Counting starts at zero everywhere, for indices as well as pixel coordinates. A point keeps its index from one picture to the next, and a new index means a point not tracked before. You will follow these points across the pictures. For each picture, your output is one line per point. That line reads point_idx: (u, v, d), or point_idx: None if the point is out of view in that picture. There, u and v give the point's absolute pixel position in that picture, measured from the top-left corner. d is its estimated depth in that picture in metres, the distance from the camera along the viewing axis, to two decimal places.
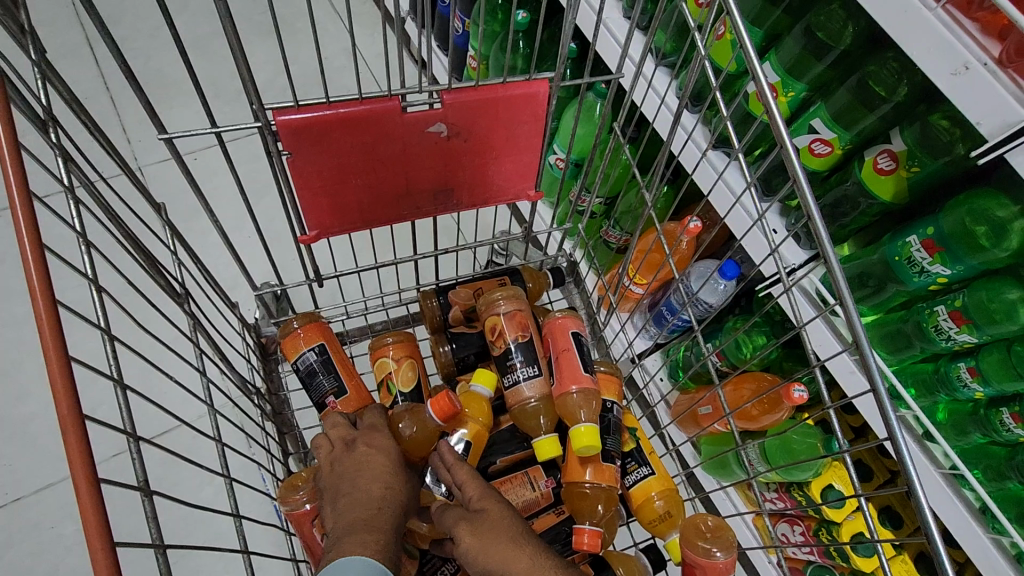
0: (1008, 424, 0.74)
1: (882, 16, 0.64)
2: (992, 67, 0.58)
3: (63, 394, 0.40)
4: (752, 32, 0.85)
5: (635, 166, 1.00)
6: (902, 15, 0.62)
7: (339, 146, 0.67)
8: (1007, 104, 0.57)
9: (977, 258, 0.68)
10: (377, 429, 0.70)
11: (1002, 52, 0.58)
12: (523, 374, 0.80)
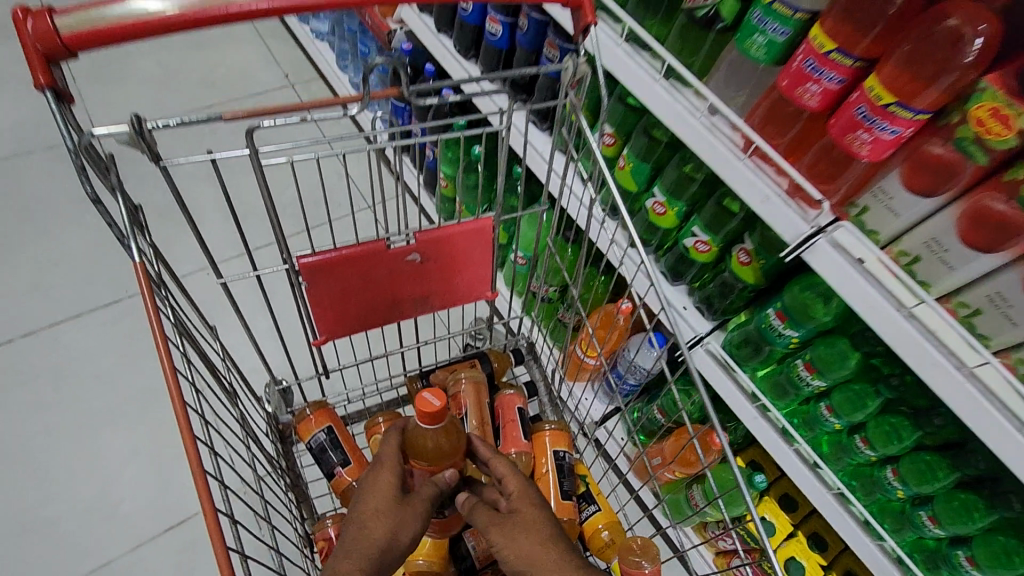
0: (861, 447, 0.97)
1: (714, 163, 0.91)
2: (785, 196, 0.86)
3: (195, 462, 0.58)
4: (643, 165, 1.15)
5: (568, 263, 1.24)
6: (724, 163, 0.89)
7: (342, 275, 0.93)
8: (797, 220, 0.84)
9: (811, 321, 0.95)
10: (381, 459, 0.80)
11: (788, 186, 0.86)
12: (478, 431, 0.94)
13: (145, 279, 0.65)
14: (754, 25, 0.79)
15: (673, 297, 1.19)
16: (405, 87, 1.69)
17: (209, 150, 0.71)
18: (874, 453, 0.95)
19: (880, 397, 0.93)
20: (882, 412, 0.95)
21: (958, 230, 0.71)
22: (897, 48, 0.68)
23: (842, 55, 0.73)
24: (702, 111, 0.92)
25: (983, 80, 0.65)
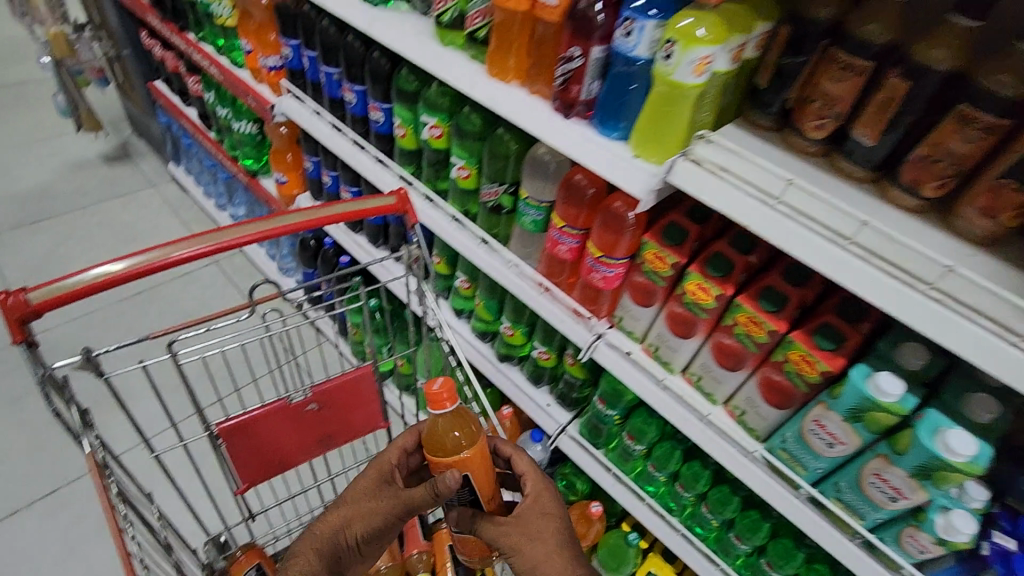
0: (682, 490, 1.26)
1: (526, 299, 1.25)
2: (574, 316, 1.19)
3: None
4: (492, 301, 1.50)
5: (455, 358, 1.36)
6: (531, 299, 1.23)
7: (255, 431, 1.18)
8: (583, 333, 1.18)
9: (621, 401, 1.27)
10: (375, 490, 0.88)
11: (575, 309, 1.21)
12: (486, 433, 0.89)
13: (96, 466, 0.90)
14: (523, 210, 1.18)
15: (538, 397, 1.49)
16: (313, 254, 2.04)
17: (140, 360, 0.98)
18: (691, 494, 1.24)
19: (679, 449, 1.24)
20: (687, 459, 1.25)
21: (668, 326, 1.07)
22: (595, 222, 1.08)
23: (571, 229, 1.10)
24: (511, 263, 1.27)
25: (644, 237, 1.03)
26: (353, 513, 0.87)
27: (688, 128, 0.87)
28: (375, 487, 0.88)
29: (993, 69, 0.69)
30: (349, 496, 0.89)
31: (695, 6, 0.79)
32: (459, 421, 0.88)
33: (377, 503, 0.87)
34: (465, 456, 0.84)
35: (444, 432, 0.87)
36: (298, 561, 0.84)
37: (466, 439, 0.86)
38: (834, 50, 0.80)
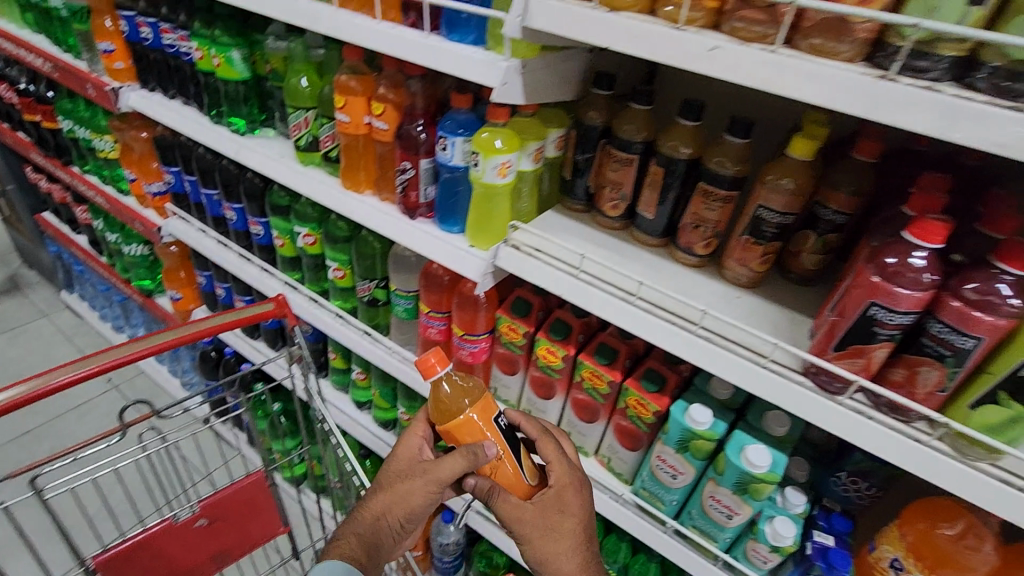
0: None
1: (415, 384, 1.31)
2: None
3: None
4: (388, 389, 1.57)
5: (333, 436, 1.28)
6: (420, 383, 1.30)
7: (139, 559, 1.13)
8: None
9: None
10: (411, 466, 0.86)
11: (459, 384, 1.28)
12: (503, 423, 0.86)
13: None
14: (396, 300, 1.29)
15: None
16: (215, 365, 2.00)
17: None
18: None
19: None
20: None
21: (533, 390, 1.18)
22: (454, 304, 1.19)
23: (436, 313, 1.21)
24: (394, 350, 1.34)
25: (497, 312, 1.16)
26: (387, 507, 0.82)
27: (507, 216, 1.03)
28: (410, 471, 0.84)
29: (715, 154, 0.90)
30: (387, 486, 0.84)
31: (490, 123, 0.95)
32: (468, 386, 0.86)
33: (411, 489, 0.82)
34: (471, 417, 0.82)
35: (450, 400, 0.85)
36: (343, 544, 0.79)
37: (471, 404, 0.83)
38: (609, 148, 1.00)
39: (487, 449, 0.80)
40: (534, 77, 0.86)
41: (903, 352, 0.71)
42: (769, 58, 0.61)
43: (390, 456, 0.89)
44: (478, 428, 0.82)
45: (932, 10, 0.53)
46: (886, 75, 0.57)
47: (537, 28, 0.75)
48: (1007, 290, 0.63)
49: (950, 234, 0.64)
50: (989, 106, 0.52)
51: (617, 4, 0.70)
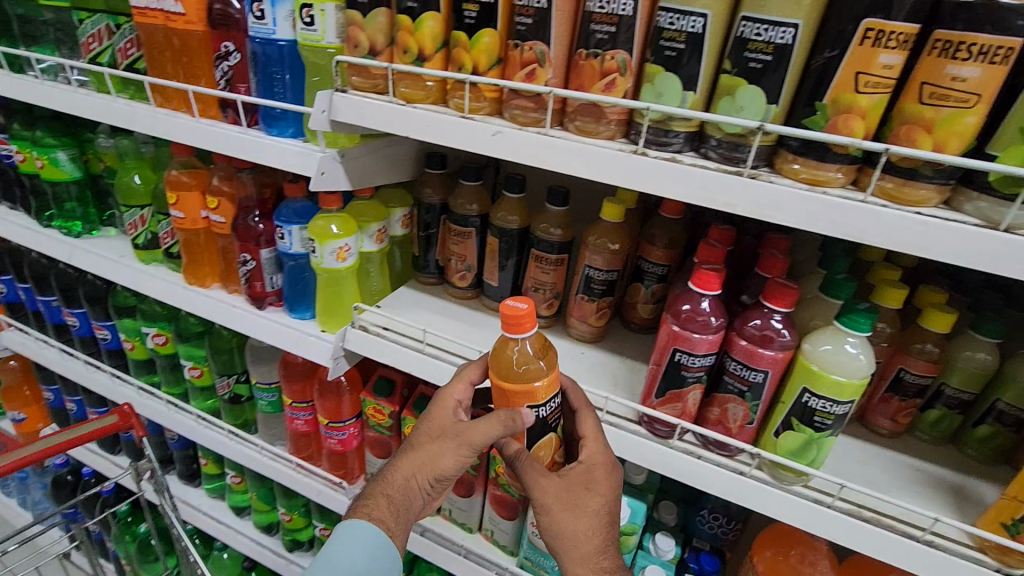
0: None
1: (288, 481, 1.22)
2: (332, 484, 1.19)
3: None
4: (265, 490, 1.45)
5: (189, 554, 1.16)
6: (292, 480, 1.21)
7: None
8: (340, 498, 1.17)
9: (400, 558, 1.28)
10: (444, 427, 0.72)
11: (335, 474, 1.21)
12: (545, 410, 0.69)
13: None
14: (257, 394, 1.22)
15: None
16: (71, 490, 1.76)
17: None
18: None
19: None
20: None
21: None
22: (316, 390, 1.15)
23: (300, 403, 1.16)
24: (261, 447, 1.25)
25: (361, 395, 1.12)
26: (420, 465, 0.70)
27: (356, 297, 1.02)
28: (443, 437, 0.71)
29: (540, 223, 0.95)
30: (412, 452, 0.71)
31: (323, 210, 0.95)
32: (539, 345, 0.68)
33: (440, 454, 0.70)
34: (535, 387, 0.66)
35: (519, 355, 0.67)
36: (370, 504, 0.71)
37: (542, 373, 0.67)
38: (448, 223, 1.03)
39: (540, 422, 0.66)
40: (356, 164, 0.89)
41: (713, 391, 0.77)
42: (541, 141, 0.67)
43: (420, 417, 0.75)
44: (535, 398, 0.67)
45: (659, 94, 0.62)
46: (637, 150, 0.64)
47: (344, 121, 0.78)
48: (778, 325, 0.70)
49: (724, 280, 0.71)
50: (717, 173, 0.60)
51: (412, 97, 0.75)
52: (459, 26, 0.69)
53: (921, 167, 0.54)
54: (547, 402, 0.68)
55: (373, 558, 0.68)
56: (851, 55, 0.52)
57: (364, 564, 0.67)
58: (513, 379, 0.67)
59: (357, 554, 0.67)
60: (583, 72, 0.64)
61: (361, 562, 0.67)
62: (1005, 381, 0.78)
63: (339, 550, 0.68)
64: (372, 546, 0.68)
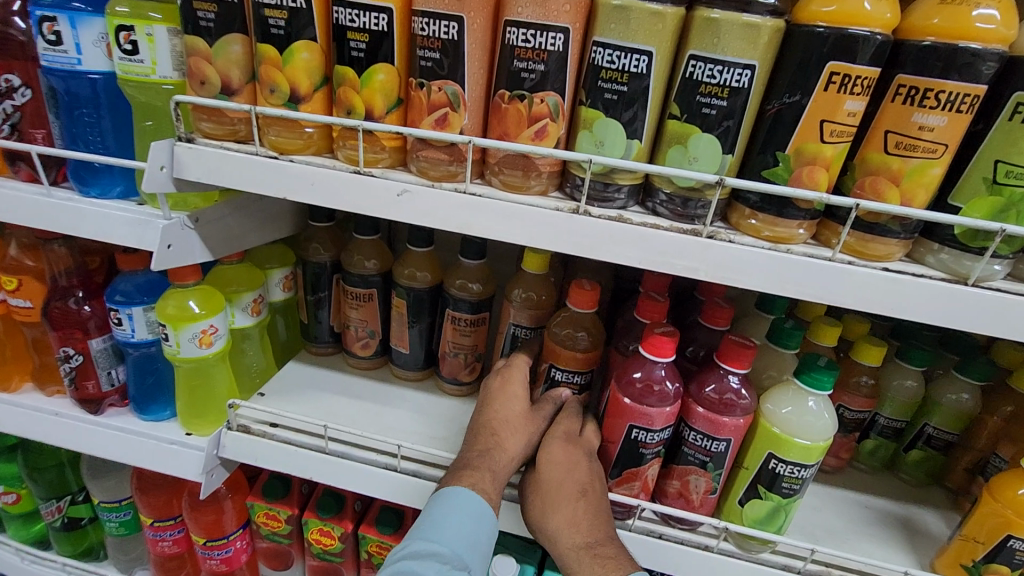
0: None
1: None
2: None
3: None
4: None
5: None
6: None
7: None
8: None
9: None
10: (511, 408, 0.69)
11: None
12: (564, 376, 0.73)
13: None
14: (101, 516, 0.95)
15: None
16: None
17: None
18: None
19: None
20: None
21: None
22: (184, 500, 0.91)
23: (164, 522, 0.91)
24: None
25: (247, 500, 0.91)
26: (519, 449, 0.67)
27: (232, 387, 0.82)
28: (532, 419, 0.69)
29: (455, 278, 0.82)
30: (499, 433, 0.67)
31: (174, 285, 0.73)
32: (591, 326, 0.74)
33: (534, 438, 0.68)
34: (575, 353, 0.72)
35: (566, 329, 0.74)
36: (472, 475, 0.64)
37: (580, 345, 0.73)
38: (343, 284, 0.86)
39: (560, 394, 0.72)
40: (217, 226, 0.70)
41: (670, 462, 0.69)
42: (461, 200, 0.54)
43: (492, 394, 0.71)
44: (559, 360, 0.73)
45: (600, 143, 0.52)
46: (579, 208, 0.54)
47: (193, 180, 0.59)
48: (737, 387, 0.63)
49: (677, 344, 0.63)
50: (673, 233, 0.52)
51: (286, 147, 0.58)
52: (343, 60, 0.54)
53: (888, 221, 0.49)
54: (576, 375, 0.73)
55: (483, 521, 0.60)
56: (815, 100, 0.46)
57: (475, 524, 0.60)
58: (558, 341, 0.73)
59: (466, 527, 0.59)
60: (506, 117, 0.53)
61: (474, 521, 0.60)
62: (932, 404, 0.80)
63: (449, 506, 0.60)
64: (484, 508, 0.61)
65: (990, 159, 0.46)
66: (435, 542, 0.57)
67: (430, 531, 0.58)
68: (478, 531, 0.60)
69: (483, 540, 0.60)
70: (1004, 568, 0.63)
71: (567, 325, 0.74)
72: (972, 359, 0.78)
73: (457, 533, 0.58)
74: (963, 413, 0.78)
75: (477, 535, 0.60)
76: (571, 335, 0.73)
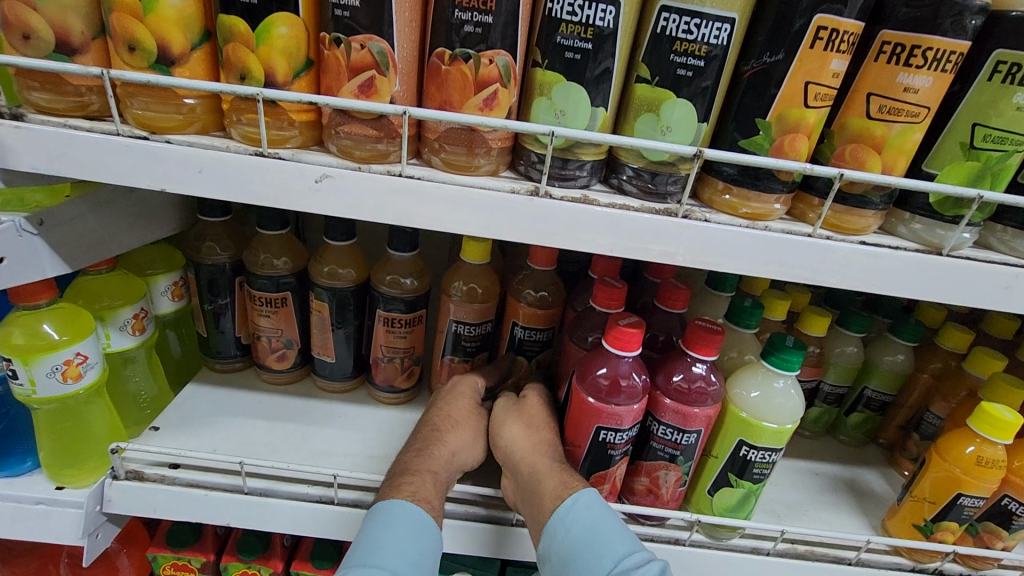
0: None
1: None
2: None
3: None
4: None
5: None
6: None
7: None
8: None
9: None
10: (456, 391, 0.67)
11: None
12: (522, 331, 0.71)
13: None
14: None
15: None
16: None
17: None
18: None
19: None
20: None
21: None
22: (63, 565, 0.75)
23: None
24: None
25: (146, 552, 0.76)
26: (467, 448, 0.62)
27: (116, 425, 0.67)
28: (478, 412, 0.66)
29: (384, 274, 0.72)
30: (451, 428, 0.62)
31: (19, 307, 0.57)
32: (549, 282, 0.72)
33: (482, 434, 0.64)
34: (525, 308, 0.70)
35: (518, 288, 0.71)
36: (412, 482, 0.55)
37: (544, 302, 0.70)
38: (248, 289, 0.73)
39: (514, 361, 0.72)
40: (70, 228, 0.54)
41: (637, 458, 0.64)
42: (395, 184, 0.44)
43: (440, 396, 0.67)
44: (517, 315, 0.71)
45: (561, 113, 0.44)
46: (539, 190, 0.46)
47: (27, 170, 0.44)
48: (706, 374, 0.59)
49: (643, 335, 0.57)
50: (646, 215, 0.46)
51: (157, 125, 0.45)
52: (229, 7, 0.42)
53: (868, 191, 0.46)
54: (540, 332, 0.71)
55: (425, 538, 0.51)
56: (800, 59, 0.42)
57: (418, 542, 0.50)
58: (527, 304, 0.70)
59: (404, 543, 0.49)
60: (447, 83, 0.43)
61: (417, 539, 0.50)
62: (870, 367, 0.82)
63: (386, 525, 0.51)
64: (427, 525, 0.52)
65: (968, 121, 0.44)
66: (375, 567, 0.47)
67: (370, 556, 0.48)
68: (421, 551, 0.50)
69: (427, 563, 0.50)
70: (953, 524, 0.65)
71: (528, 285, 0.71)
72: (904, 320, 0.80)
73: (398, 553, 0.49)
74: (898, 373, 0.81)
75: (421, 556, 0.50)
76: (533, 295, 0.70)
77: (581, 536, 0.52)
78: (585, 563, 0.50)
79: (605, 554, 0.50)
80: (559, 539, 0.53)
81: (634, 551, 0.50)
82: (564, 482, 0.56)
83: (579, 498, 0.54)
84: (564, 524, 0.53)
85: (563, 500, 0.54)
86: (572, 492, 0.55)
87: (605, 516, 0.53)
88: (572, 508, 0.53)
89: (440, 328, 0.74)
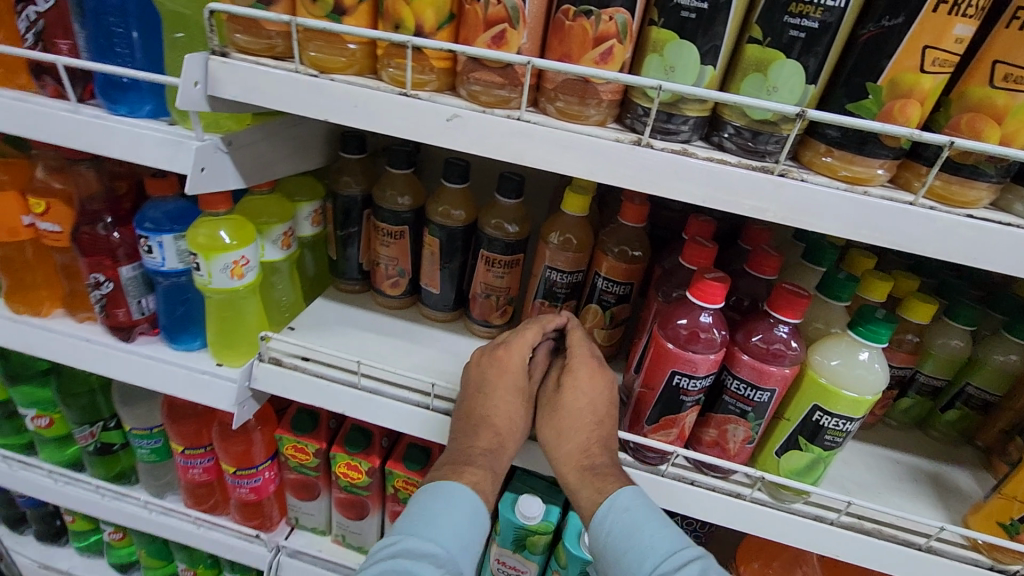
0: None
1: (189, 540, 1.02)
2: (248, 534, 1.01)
3: None
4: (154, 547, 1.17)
5: None
6: (197, 537, 1.01)
7: None
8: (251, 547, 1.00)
9: None
10: (502, 371, 0.67)
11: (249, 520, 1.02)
12: (604, 283, 0.76)
13: None
14: (134, 442, 0.99)
15: None
16: None
17: None
18: None
19: None
20: None
21: (341, 512, 0.97)
22: (215, 430, 0.93)
23: (194, 450, 0.94)
24: (148, 504, 1.04)
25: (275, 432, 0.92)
26: (516, 427, 0.66)
27: (263, 319, 0.81)
28: (523, 390, 0.67)
29: (490, 217, 0.79)
30: (505, 419, 0.65)
31: (205, 213, 0.71)
32: (641, 243, 0.76)
33: (531, 407, 0.68)
34: (609, 261, 0.74)
35: (608, 242, 0.76)
36: (474, 473, 0.63)
37: (635, 259, 0.75)
38: (374, 220, 0.84)
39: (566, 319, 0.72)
40: (249, 151, 0.67)
41: (707, 411, 0.68)
42: (511, 126, 0.51)
43: (484, 366, 0.68)
44: (602, 267, 0.75)
45: (670, 69, 0.48)
46: (641, 140, 0.50)
47: (228, 98, 0.56)
48: (787, 337, 0.62)
49: (728, 290, 0.60)
50: (742, 169, 0.48)
51: (326, 66, 0.55)
52: None
53: (982, 163, 0.46)
54: (617, 285, 0.75)
55: (474, 523, 0.61)
56: (920, 23, 0.42)
57: (468, 525, 0.60)
58: (616, 258, 0.75)
59: (457, 525, 0.59)
60: (568, 37, 0.49)
61: (469, 521, 0.60)
62: (977, 362, 0.78)
63: (445, 506, 0.60)
64: (480, 512, 0.61)
65: None
66: (430, 543, 0.57)
67: (427, 530, 0.58)
68: (470, 534, 0.60)
69: (472, 546, 0.60)
70: None
71: (618, 240, 0.75)
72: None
73: (451, 533, 0.59)
74: (1008, 373, 0.76)
75: (470, 539, 0.60)
76: (621, 250, 0.75)
77: (624, 534, 0.58)
78: (630, 560, 0.57)
79: (649, 551, 0.56)
80: (603, 539, 0.59)
81: (676, 553, 0.56)
82: (598, 492, 0.61)
83: (617, 500, 0.60)
84: (606, 523, 0.59)
85: (600, 504, 0.60)
86: (609, 494, 0.61)
87: (643, 515, 0.59)
88: (610, 510, 0.59)
89: (533, 273, 0.80)
